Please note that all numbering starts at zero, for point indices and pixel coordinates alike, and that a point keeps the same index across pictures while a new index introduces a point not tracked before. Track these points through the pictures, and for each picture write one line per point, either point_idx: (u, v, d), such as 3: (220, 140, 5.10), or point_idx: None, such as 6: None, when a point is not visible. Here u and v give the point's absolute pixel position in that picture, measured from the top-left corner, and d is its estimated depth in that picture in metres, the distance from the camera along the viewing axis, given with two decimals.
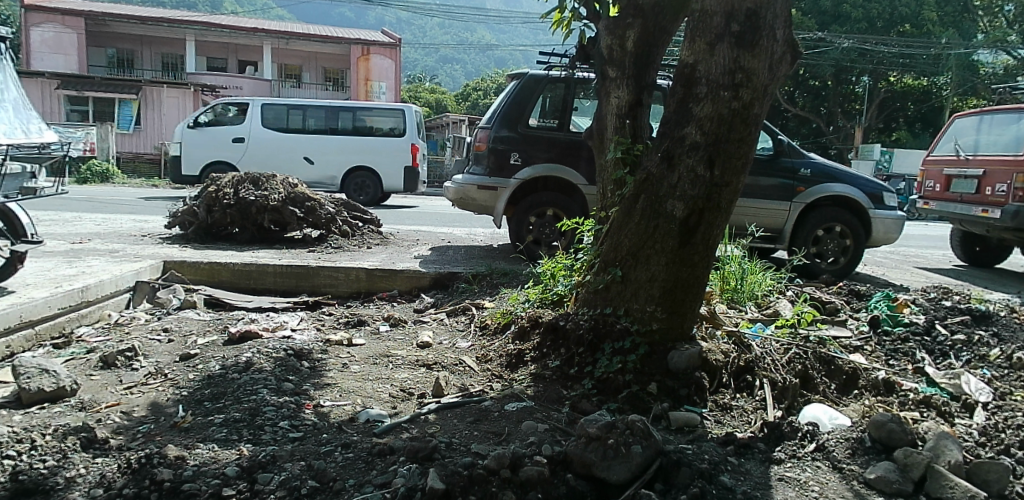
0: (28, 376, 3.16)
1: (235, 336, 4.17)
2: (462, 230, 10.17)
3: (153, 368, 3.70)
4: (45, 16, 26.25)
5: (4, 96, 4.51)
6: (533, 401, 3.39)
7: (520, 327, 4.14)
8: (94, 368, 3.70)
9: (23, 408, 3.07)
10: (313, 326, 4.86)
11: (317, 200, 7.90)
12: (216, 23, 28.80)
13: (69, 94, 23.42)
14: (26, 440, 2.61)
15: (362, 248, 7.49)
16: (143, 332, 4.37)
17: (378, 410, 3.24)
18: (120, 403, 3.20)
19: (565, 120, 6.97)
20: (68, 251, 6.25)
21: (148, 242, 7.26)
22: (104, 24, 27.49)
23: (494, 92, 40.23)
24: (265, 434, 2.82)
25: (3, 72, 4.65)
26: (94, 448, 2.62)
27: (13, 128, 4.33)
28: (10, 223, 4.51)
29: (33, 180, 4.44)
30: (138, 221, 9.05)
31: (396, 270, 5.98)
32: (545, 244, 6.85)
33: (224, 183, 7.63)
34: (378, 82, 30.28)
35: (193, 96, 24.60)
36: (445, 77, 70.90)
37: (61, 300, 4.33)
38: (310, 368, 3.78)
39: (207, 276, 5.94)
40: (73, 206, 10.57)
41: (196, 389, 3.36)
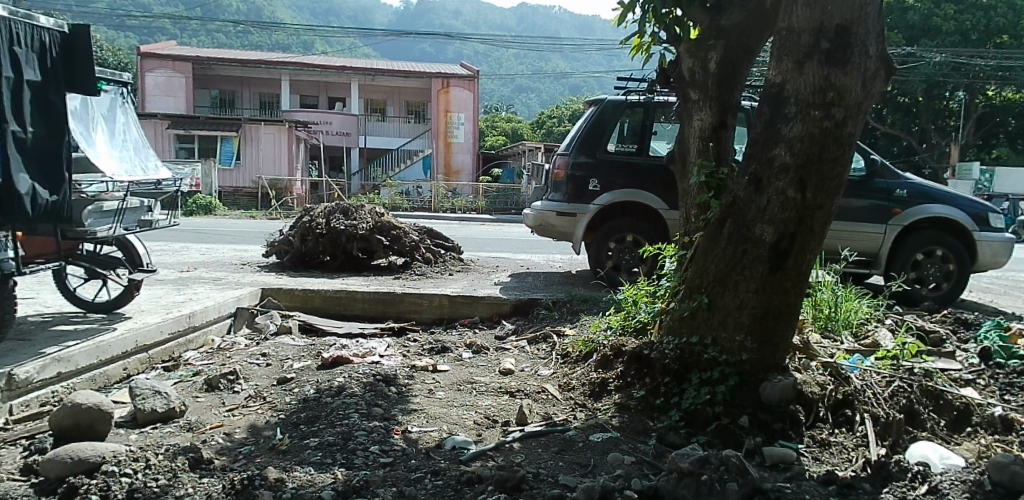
0: (142, 397, 3.37)
1: (327, 361, 4.33)
2: (541, 256, 10.23)
3: (253, 392, 3.88)
4: (159, 62, 28.37)
5: (127, 137, 4.93)
6: (618, 432, 3.33)
7: (603, 355, 4.09)
8: (200, 390, 3.91)
9: (139, 428, 3.27)
10: (400, 352, 4.96)
11: (402, 228, 8.13)
12: (308, 62, 30.42)
13: (178, 133, 25.01)
14: (142, 459, 2.73)
15: (444, 275, 7.64)
16: (243, 356, 4.59)
17: (463, 436, 3.26)
18: (223, 425, 3.36)
19: (644, 145, 6.93)
20: (176, 279, 6.66)
21: (248, 270, 7.67)
22: (209, 67, 29.56)
23: (570, 119, 40.53)
24: (357, 458, 2.89)
25: (126, 114, 5.05)
26: (201, 468, 2.74)
27: (134, 167, 4.70)
28: (129, 254, 4.86)
29: (150, 213, 4.76)
30: (239, 250, 9.56)
31: (478, 297, 6.06)
32: (625, 270, 6.79)
33: (317, 213, 7.98)
34: (458, 113, 31.03)
35: (288, 132, 26.00)
36: (519, 106, 71.88)
37: (172, 326, 4.61)
38: (398, 394, 3.86)
39: (300, 302, 6.19)
40: (180, 236, 11.30)
41: (293, 412, 3.50)
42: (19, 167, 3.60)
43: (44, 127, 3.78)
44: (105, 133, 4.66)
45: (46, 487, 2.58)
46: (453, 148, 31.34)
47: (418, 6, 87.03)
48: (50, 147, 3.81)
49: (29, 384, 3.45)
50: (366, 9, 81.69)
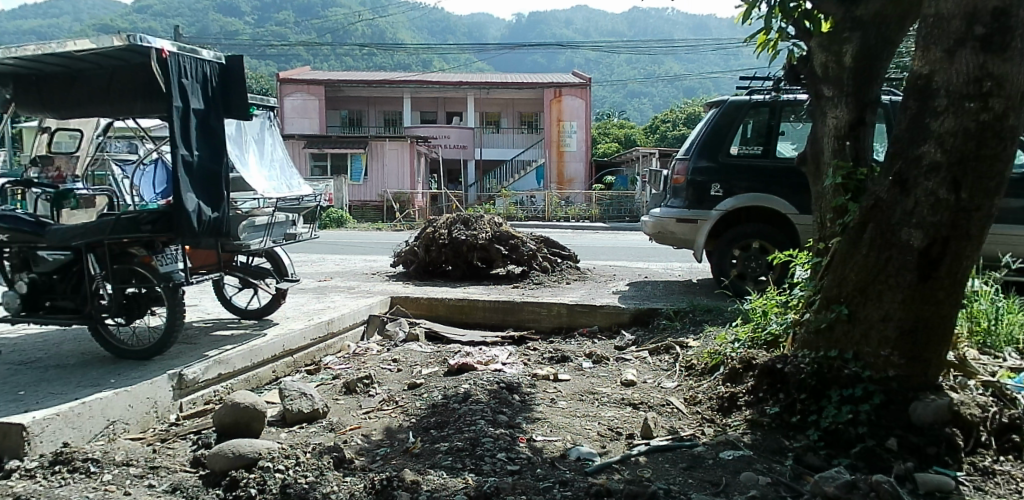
0: (291, 397, 3.62)
1: (454, 368, 4.47)
2: (660, 264, 10.02)
3: (386, 396, 4.08)
4: (295, 86, 30.60)
5: (274, 157, 5.34)
6: (751, 451, 3.19)
7: (731, 368, 3.93)
8: (339, 392, 4.16)
9: (287, 427, 3.53)
10: (522, 360, 5.02)
11: (519, 238, 8.26)
12: (427, 80, 31.59)
13: (313, 152, 26.76)
14: (292, 456, 2.93)
15: (562, 284, 7.67)
16: (376, 361, 4.83)
17: (587, 447, 3.25)
18: (360, 427, 3.55)
19: (770, 147, 6.63)
20: (315, 288, 7.13)
21: (377, 280, 8.07)
22: (338, 89, 31.44)
23: (686, 123, 39.45)
24: (485, 464, 2.96)
25: (273, 135, 5.45)
26: (344, 467, 2.91)
27: (280, 185, 5.10)
28: (276, 264, 5.25)
29: (294, 227, 5.13)
30: (368, 261, 10.08)
31: (597, 306, 6.03)
32: (752, 279, 6.51)
33: (439, 224, 8.25)
34: (570, 122, 31.12)
35: (410, 147, 27.14)
36: (632, 111, 70.94)
37: (313, 331, 4.93)
38: (521, 402, 3.91)
39: (425, 310, 6.44)
40: (316, 248, 12.08)
41: (423, 417, 3.64)
42: (187, 188, 4.02)
43: (206, 150, 4.18)
44: (255, 155, 5.09)
45: (212, 479, 2.83)
46: (565, 157, 31.52)
47: (531, 17, 88.18)
48: (212, 168, 4.20)
49: (195, 383, 3.81)
50: (480, 24, 83.75)
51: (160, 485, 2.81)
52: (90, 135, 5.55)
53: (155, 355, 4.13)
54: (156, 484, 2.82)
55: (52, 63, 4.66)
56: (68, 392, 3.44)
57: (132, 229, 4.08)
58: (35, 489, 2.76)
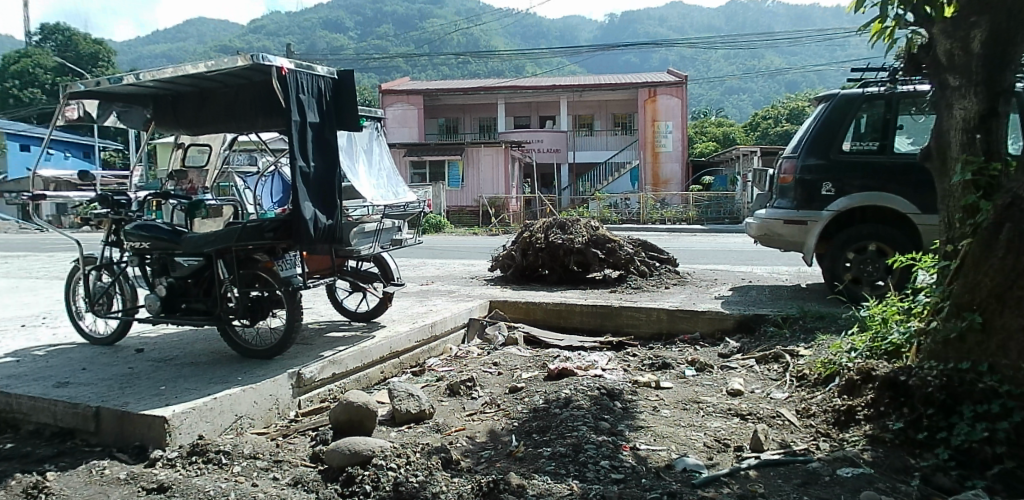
0: (399, 398, 3.75)
1: (554, 372, 4.48)
2: (765, 268, 9.62)
3: (488, 398, 4.14)
4: (396, 97, 31.73)
5: (381, 166, 5.55)
6: (871, 469, 2.99)
7: (848, 379, 3.71)
8: (444, 394, 4.26)
9: (397, 426, 3.65)
10: (621, 366, 4.97)
11: (616, 241, 8.14)
12: (521, 85, 31.83)
13: (413, 159, 27.64)
14: (403, 455, 3.04)
15: (661, 288, 7.51)
16: (478, 364, 4.91)
17: (694, 458, 3.17)
18: (465, 429, 3.63)
19: (886, 142, 6.24)
20: (418, 291, 7.36)
21: (476, 284, 8.22)
22: (436, 98, 32.29)
23: (789, 119, 37.71)
24: (589, 471, 2.95)
25: (380, 144, 5.67)
26: (451, 468, 2.99)
27: (387, 192, 5.31)
28: (383, 269, 5.50)
29: (400, 233, 5.32)
30: (467, 265, 10.27)
31: (699, 312, 5.87)
32: (868, 284, 6.16)
33: (535, 228, 8.28)
34: (665, 122, 30.59)
35: (504, 153, 27.50)
36: (729, 108, 68.66)
37: (418, 334, 5.08)
38: (623, 409, 3.86)
39: (524, 313, 6.49)
40: (417, 253, 12.45)
41: (525, 421, 3.66)
42: (305, 197, 4.25)
43: (322, 160, 4.41)
44: (364, 164, 5.32)
45: (330, 474, 2.97)
46: (661, 158, 30.93)
47: (624, 18, 87.16)
48: (327, 178, 4.43)
49: (312, 382, 4.03)
50: (572, 27, 83.61)
51: (283, 478, 2.99)
52: (217, 149, 5.98)
53: (276, 354, 4.40)
54: (280, 477, 3.00)
55: (186, 85, 5.09)
56: (202, 388, 3.72)
57: (256, 236, 4.33)
58: (177, 476, 3.00)
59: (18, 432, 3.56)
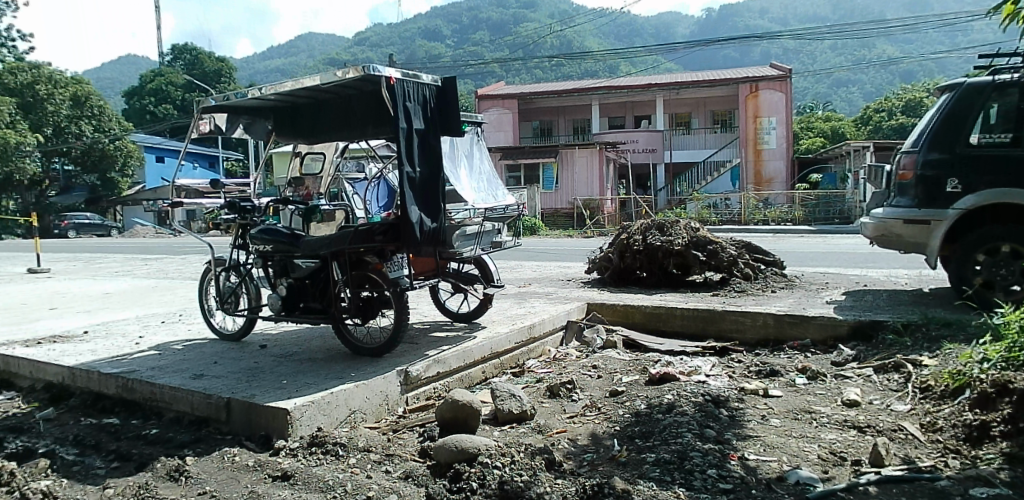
0: (501, 398, 3.82)
1: (655, 377, 4.41)
2: (880, 271, 9.04)
3: (589, 401, 4.13)
4: (491, 102, 32.23)
5: (482, 171, 5.67)
6: (1010, 490, 2.76)
7: (981, 392, 3.44)
8: (544, 396, 4.29)
9: (500, 426, 3.71)
10: (726, 372, 4.81)
11: (718, 242, 7.88)
12: (616, 84, 31.50)
13: (508, 163, 27.96)
14: (507, 454, 3.10)
15: (766, 292, 7.22)
16: (577, 367, 4.91)
17: (807, 471, 3.03)
18: (567, 431, 3.64)
19: (1020, 134, 5.72)
20: (516, 294, 7.44)
21: (573, 286, 8.22)
22: (531, 101, 32.53)
23: (906, 112, 35.23)
24: (695, 480, 2.89)
25: (480, 149, 5.78)
26: (555, 469, 3.02)
27: (487, 196, 5.41)
28: (483, 271, 5.57)
29: (499, 236, 5.40)
30: (564, 267, 10.29)
31: (810, 317, 5.59)
32: (1001, 289, 5.64)
33: (633, 230, 8.21)
34: (768, 117, 29.45)
35: (598, 154, 27.34)
36: (838, 102, 64.98)
37: (517, 335, 5.14)
38: (730, 417, 3.75)
39: (623, 316, 6.41)
40: (514, 255, 12.58)
41: (627, 425, 3.63)
42: (412, 201, 4.41)
43: (428, 165, 4.57)
44: (465, 169, 5.44)
45: (439, 470, 3.07)
46: (764, 155, 29.74)
47: (722, 11, 84.43)
48: (431, 183, 4.57)
49: (418, 380, 4.17)
50: (668, 24, 81.82)
51: (395, 472, 3.12)
52: (331, 157, 6.31)
53: (385, 352, 4.59)
54: (392, 470, 3.13)
55: (304, 97, 5.41)
56: (320, 382, 3.94)
57: (367, 239, 4.53)
58: (298, 465, 3.19)
59: (160, 419, 3.90)
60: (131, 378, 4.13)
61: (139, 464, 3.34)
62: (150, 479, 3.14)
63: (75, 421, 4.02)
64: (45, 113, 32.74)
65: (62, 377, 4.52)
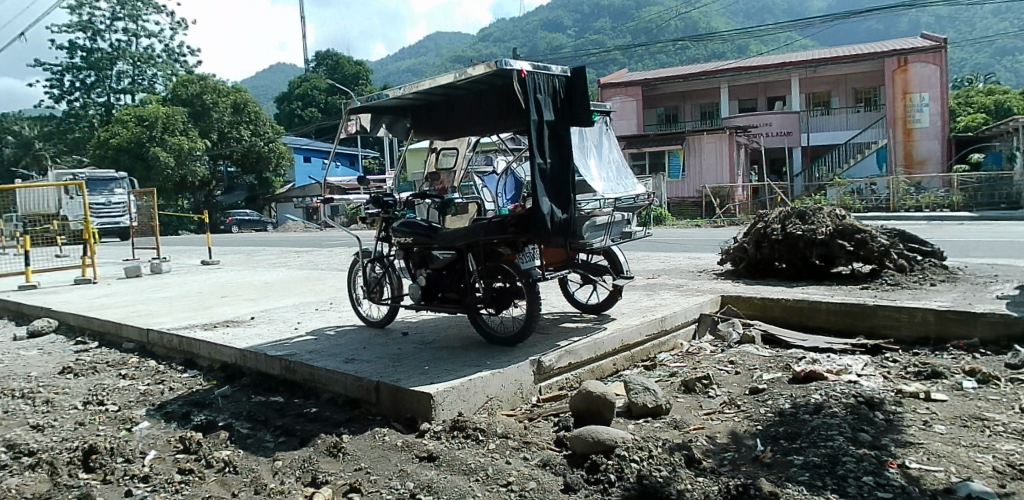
0: (635, 391, 3.78)
1: (800, 375, 4.17)
2: None
3: (727, 398, 3.99)
4: (615, 90, 31.74)
5: (611, 160, 5.61)
6: None
7: None
8: (679, 390, 4.20)
9: (634, 419, 3.68)
10: (880, 373, 4.46)
11: (868, 231, 7.22)
12: (746, 65, 30.05)
13: (633, 152, 27.50)
14: (645, 449, 3.08)
15: (924, 286, 6.61)
16: (713, 362, 4.75)
17: (980, 484, 2.75)
18: (705, 427, 3.54)
19: None
20: (646, 285, 7.31)
21: (706, 278, 7.95)
22: (656, 87, 31.75)
23: None
24: (849, 487, 2.72)
25: (608, 139, 5.71)
26: (695, 467, 2.96)
27: (617, 186, 5.33)
28: (612, 262, 5.47)
29: (629, 226, 5.32)
30: (694, 258, 9.99)
31: (977, 314, 5.04)
32: None
33: (772, 218, 7.71)
34: (920, 93, 27.01)
35: (728, 139, 26.23)
36: (1006, 72, 58.13)
37: (648, 327, 5.06)
38: (886, 421, 3.48)
39: (761, 310, 6.13)
40: (641, 246, 12.38)
41: (771, 425, 3.47)
42: (543, 192, 4.44)
43: (558, 156, 4.59)
44: (595, 160, 5.39)
45: (575, 460, 3.10)
46: (915, 135, 27.31)
47: None
48: (562, 174, 4.59)
49: (550, 370, 4.22)
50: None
51: (532, 459, 3.18)
52: (464, 152, 6.60)
53: (518, 342, 4.68)
54: (530, 457, 3.20)
55: (438, 94, 5.62)
56: (458, 369, 4.10)
57: (499, 230, 4.63)
58: (441, 447, 3.34)
59: (318, 399, 4.23)
60: (293, 361, 4.50)
61: (301, 439, 3.65)
62: (312, 454, 3.42)
63: (247, 398, 4.44)
64: (212, 120, 36.32)
65: (234, 359, 5.02)
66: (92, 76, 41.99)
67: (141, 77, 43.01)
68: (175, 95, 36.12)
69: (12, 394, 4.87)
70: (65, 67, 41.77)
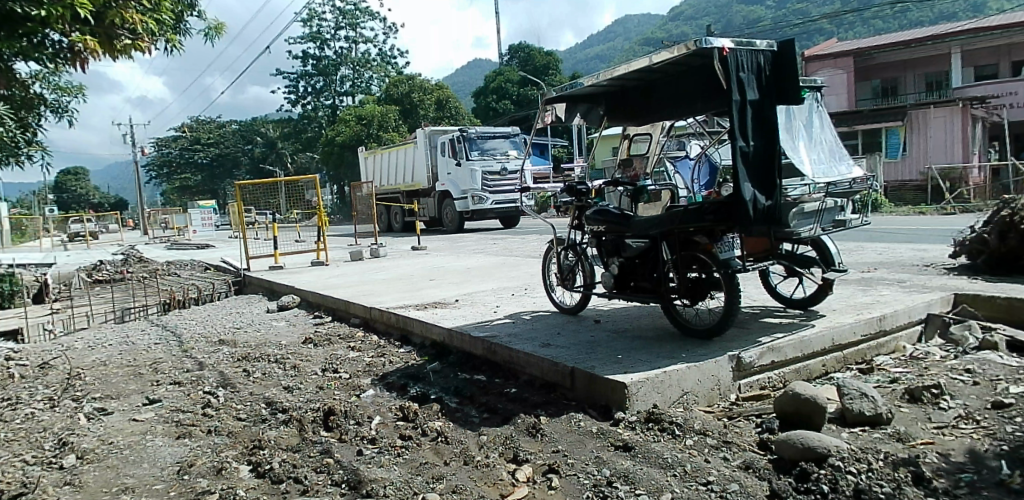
0: (850, 397, 3.48)
1: None
2: None
3: (962, 412, 3.54)
4: (821, 63, 28.95)
5: (823, 141, 5.20)
6: None
7: None
8: (902, 399, 3.80)
9: (849, 427, 3.40)
10: None
11: None
12: (986, 26, 26.19)
13: (843, 131, 25.14)
14: (864, 461, 2.87)
15: None
16: (944, 370, 4.24)
17: None
18: (935, 443, 3.18)
19: None
20: (861, 280, 6.67)
21: (934, 273, 7.05)
22: (871, 56, 28.46)
23: None
24: None
25: (821, 118, 5.29)
26: (924, 487, 2.70)
27: (830, 169, 4.92)
28: (822, 254, 5.06)
29: (843, 213, 4.89)
30: (918, 250, 8.93)
31: None
32: None
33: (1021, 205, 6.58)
34: None
35: (963, 111, 23.02)
36: None
37: (864, 327, 4.62)
38: None
39: (1005, 312, 5.33)
40: (854, 236, 11.30)
41: (1020, 446, 3.03)
42: (745, 177, 4.24)
43: (763, 139, 4.35)
44: (805, 141, 5.01)
45: (783, 466, 2.96)
46: None
47: None
48: (768, 157, 4.34)
49: (751, 367, 4.03)
50: None
51: (734, 460, 3.08)
52: (657, 137, 6.44)
53: (716, 335, 4.52)
54: (731, 458, 3.10)
55: (635, 80, 5.60)
56: (653, 361, 4.07)
57: (697, 218, 4.50)
58: (637, 439, 3.36)
59: (517, 380, 4.45)
60: (495, 343, 4.76)
61: (504, 417, 3.87)
62: (514, 433, 3.61)
63: (454, 374, 4.80)
64: (419, 118, 39.20)
65: (442, 337, 5.43)
66: (321, 81, 47.34)
67: (359, 80, 47.57)
68: (388, 95, 39.57)
69: (267, 358, 5.71)
70: (300, 74, 47.49)
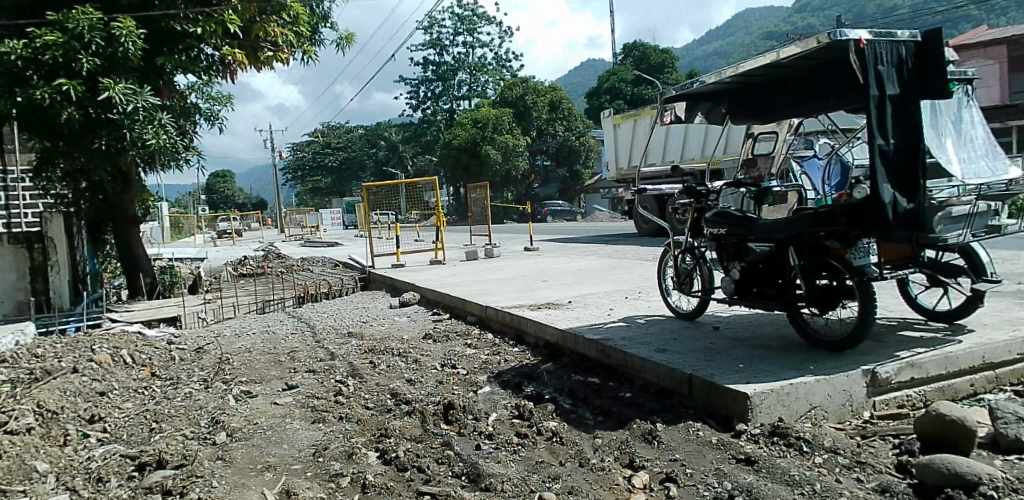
0: (1005, 421, 3.18)
1: None
2: None
3: None
4: (967, 54, 26.56)
5: (974, 139, 4.75)
6: None
7: None
8: None
9: (1003, 454, 3.11)
10: None
11: None
12: None
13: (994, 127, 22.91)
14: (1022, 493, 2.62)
15: None
16: None
17: None
18: None
19: None
20: (1016, 292, 6.05)
21: None
22: None
23: None
24: None
25: (971, 113, 4.85)
26: None
27: (983, 169, 4.49)
28: (971, 262, 4.64)
29: (997, 218, 4.47)
30: None
31: None
32: None
33: None
34: None
35: None
36: None
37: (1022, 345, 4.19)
38: None
39: None
40: (1005, 243, 10.27)
41: None
42: (884, 178, 3.98)
43: (906, 136, 4.06)
44: (954, 140, 4.59)
45: (924, 491, 2.77)
46: None
47: None
48: (910, 156, 4.04)
49: (888, 384, 3.77)
50: None
51: (868, 482, 2.92)
52: (784, 135, 6.23)
53: (846, 347, 4.27)
54: (865, 480, 2.93)
55: (760, 77, 5.41)
56: (777, 371, 3.91)
57: (828, 222, 4.27)
58: (761, 453, 3.25)
59: (632, 385, 4.41)
60: (609, 346, 4.75)
61: (619, 422, 3.85)
62: (629, 438, 3.59)
63: (567, 376, 4.83)
64: (533, 120, 39.63)
65: (556, 339, 5.47)
66: (440, 86, 48.89)
67: (476, 84, 48.73)
68: (503, 98, 40.21)
69: (390, 351, 6.00)
70: (421, 80, 49.24)
